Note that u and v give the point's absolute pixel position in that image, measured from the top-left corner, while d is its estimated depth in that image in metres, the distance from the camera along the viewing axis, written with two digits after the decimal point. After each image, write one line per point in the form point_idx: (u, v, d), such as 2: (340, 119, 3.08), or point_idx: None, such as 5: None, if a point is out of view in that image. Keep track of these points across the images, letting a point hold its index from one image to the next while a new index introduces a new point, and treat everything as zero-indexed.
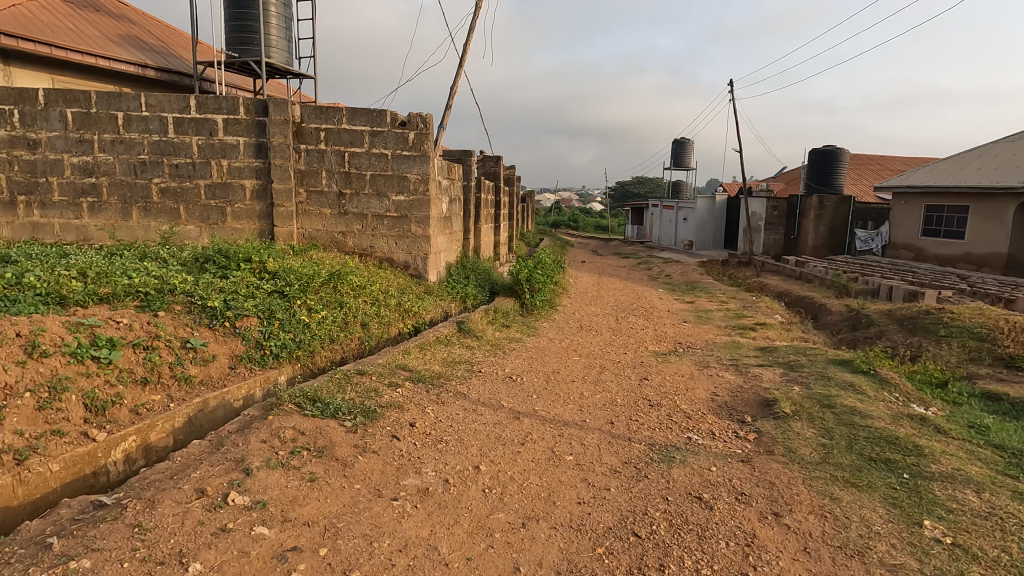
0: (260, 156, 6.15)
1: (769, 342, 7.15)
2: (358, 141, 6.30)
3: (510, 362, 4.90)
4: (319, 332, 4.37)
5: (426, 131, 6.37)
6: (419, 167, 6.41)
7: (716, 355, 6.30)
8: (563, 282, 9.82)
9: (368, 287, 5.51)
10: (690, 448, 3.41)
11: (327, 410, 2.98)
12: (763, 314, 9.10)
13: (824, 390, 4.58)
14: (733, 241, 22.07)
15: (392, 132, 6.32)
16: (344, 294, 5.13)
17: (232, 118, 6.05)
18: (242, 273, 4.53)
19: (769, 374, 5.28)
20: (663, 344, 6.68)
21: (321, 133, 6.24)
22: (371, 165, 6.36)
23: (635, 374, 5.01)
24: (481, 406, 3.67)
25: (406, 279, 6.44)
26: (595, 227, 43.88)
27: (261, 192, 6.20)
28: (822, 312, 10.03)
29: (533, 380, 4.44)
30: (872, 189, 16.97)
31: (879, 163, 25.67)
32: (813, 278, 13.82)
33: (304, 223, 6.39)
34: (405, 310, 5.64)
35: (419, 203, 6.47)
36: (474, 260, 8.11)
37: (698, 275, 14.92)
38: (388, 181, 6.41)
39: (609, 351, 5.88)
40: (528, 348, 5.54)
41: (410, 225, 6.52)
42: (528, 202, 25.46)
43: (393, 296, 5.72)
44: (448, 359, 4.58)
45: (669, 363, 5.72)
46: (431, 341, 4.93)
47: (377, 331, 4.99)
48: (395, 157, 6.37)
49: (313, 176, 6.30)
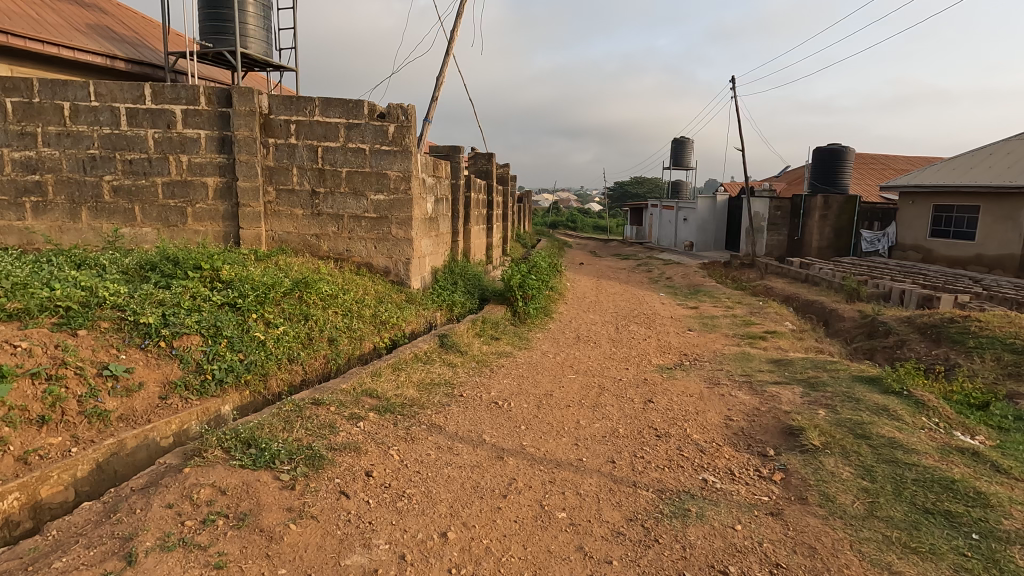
0: (224, 151, 5.58)
1: (782, 353, 6.58)
2: (332, 134, 5.72)
3: (497, 382, 4.32)
4: (276, 351, 3.79)
5: (407, 124, 5.80)
6: (400, 164, 5.85)
7: (726, 369, 5.74)
8: (560, 287, 9.24)
9: (340, 296, 4.94)
10: (708, 495, 2.84)
11: (262, 458, 2.41)
12: (773, 321, 8.54)
13: (854, 416, 4.01)
14: (735, 242, 21.53)
15: (370, 125, 5.75)
16: (311, 305, 4.55)
17: (192, 109, 5.48)
18: (190, 282, 3.96)
19: (787, 393, 4.71)
20: (668, 357, 6.11)
21: (291, 125, 5.66)
22: (347, 161, 5.80)
23: (638, 396, 4.44)
24: (458, 443, 3.09)
25: (386, 286, 5.87)
26: (593, 227, 43.30)
27: (226, 190, 5.63)
28: (834, 318, 9.46)
29: (522, 405, 3.87)
30: (880, 189, 16.42)
31: (884, 163, 25.14)
32: (821, 281, 13.26)
33: (273, 224, 5.82)
34: (382, 322, 5.07)
35: (400, 203, 5.91)
36: (463, 264, 7.53)
37: (700, 277, 14.37)
38: (366, 179, 5.85)
39: (609, 367, 5.31)
40: (519, 364, 4.97)
41: (391, 227, 5.95)
42: (525, 203, 24.90)
43: (368, 306, 5.15)
44: (426, 381, 4.00)
45: (675, 380, 5.16)
46: (409, 359, 4.36)
47: (348, 347, 4.42)
48: (374, 152, 5.81)
49: (282, 173, 5.73)
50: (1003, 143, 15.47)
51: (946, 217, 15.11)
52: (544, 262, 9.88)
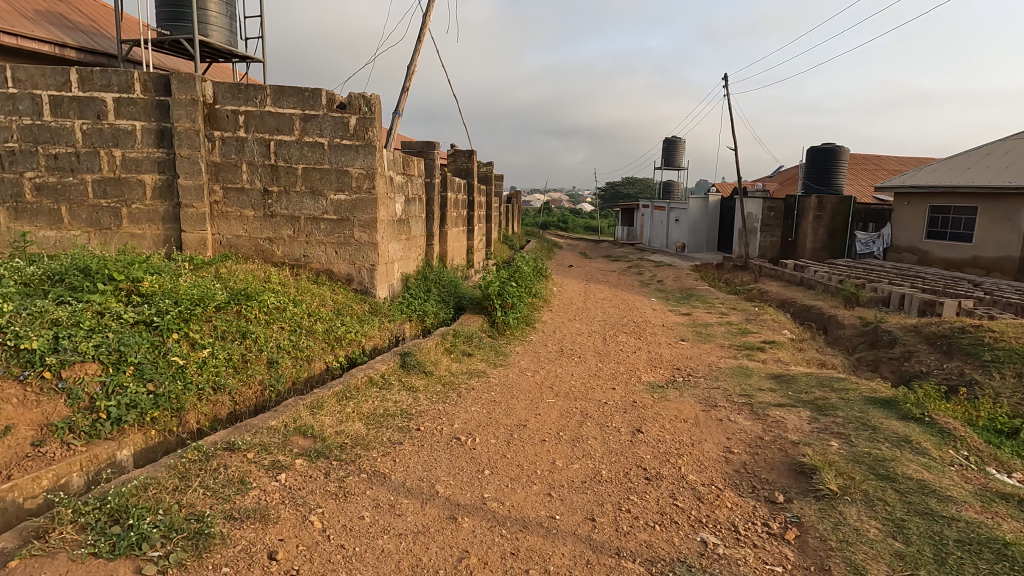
0: (163, 145, 4.97)
1: (783, 367, 6.05)
2: (286, 126, 5.12)
3: (462, 411, 3.74)
4: (196, 380, 3.20)
5: (370, 115, 5.22)
6: (363, 160, 5.27)
7: (722, 387, 5.20)
8: (544, 292, 8.68)
9: (288, 310, 4.36)
10: (709, 567, 2.30)
11: (124, 541, 1.84)
12: (770, 330, 8.04)
13: (872, 449, 3.49)
14: (727, 243, 21.09)
15: (329, 116, 5.16)
16: (249, 322, 3.96)
17: (126, 97, 4.86)
18: (98, 296, 3.35)
19: (793, 419, 4.18)
20: (659, 373, 5.57)
21: (239, 116, 5.06)
22: (304, 157, 5.20)
23: (625, 424, 3.89)
24: (403, 499, 2.52)
25: (347, 296, 5.28)
26: (584, 227, 42.84)
27: (166, 189, 5.03)
28: (833, 325, 8.98)
29: (489, 441, 3.30)
30: (875, 189, 16.03)
31: (877, 164, 24.81)
32: (817, 284, 12.80)
33: (221, 227, 5.21)
34: (338, 337, 4.49)
35: (363, 203, 5.33)
36: (438, 270, 6.95)
37: (693, 280, 13.87)
38: (325, 177, 5.26)
39: (594, 387, 4.75)
40: (491, 385, 4.40)
41: (353, 229, 5.37)
42: (514, 203, 24.33)
43: (323, 320, 4.56)
44: (379, 412, 3.43)
45: (667, 401, 4.62)
46: (363, 384, 3.78)
47: (291, 370, 3.84)
48: (333, 146, 5.22)
49: (230, 169, 5.12)
50: (1000, 143, 15.11)
51: (942, 219, 14.72)
52: (528, 266, 9.31)
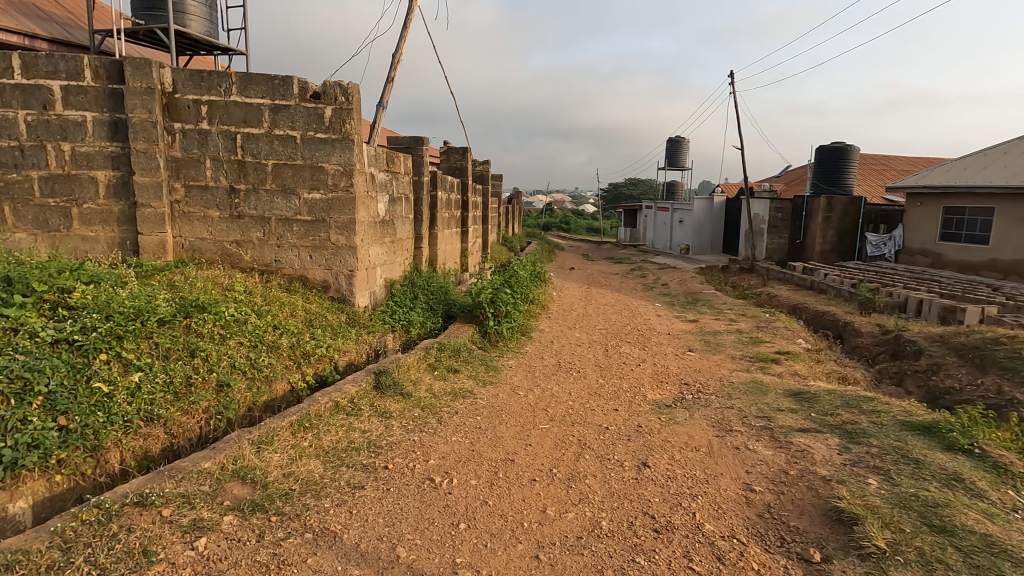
0: (117, 139, 4.49)
1: (802, 382, 5.53)
2: (254, 118, 4.64)
3: (440, 442, 3.24)
4: (122, 411, 2.71)
5: (347, 106, 4.74)
6: (339, 156, 4.79)
7: (737, 407, 4.69)
8: (542, 298, 8.19)
9: (249, 323, 3.86)
10: None
11: None
12: (784, 339, 7.52)
13: (918, 490, 2.98)
14: (733, 245, 20.55)
15: (301, 107, 4.68)
16: (200, 339, 3.46)
17: (75, 85, 4.37)
18: (12, 310, 2.86)
19: (820, 449, 3.66)
20: (666, 391, 5.06)
21: (202, 107, 4.57)
22: (274, 152, 4.71)
23: (630, 456, 3.39)
24: (353, 570, 2.02)
25: (321, 305, 4.79)
26: (586, 229, 42.27)
27: (121, 187, 4.55)
28: (849, 333, 8.46)
29: (469, 482, 2.80)
30: (887, 189, 15.48)
31: (886, 164, 24.23)
32: (829, 288, 12.26)
33: (183, 229, 4.73)
34: (306, 354, 3.99)
35: (341, 203, 4.85)
36: (427, 276, 6.47)
37: (699, 284, 13.35)
38: (297, 174, 4.77)
39: (594, 409, 4.24)
40: (478, 407, 3.90)
41: (329, 232, 4.88)
42: (515, 203, 23.85)
43: (291, 334, 4.07)
44: (340, 447, 2.93)
45: (675, 426, 4.11)
46: (327, 411, 3.28)
47: (245, 395, 3.34)
48: (306, 140, 4.73)
49: (192, 166, 4.64)
50: (1018, 141, 14.55)
51: (957, 220, 14.18)
52: (525, 270, 8.82)
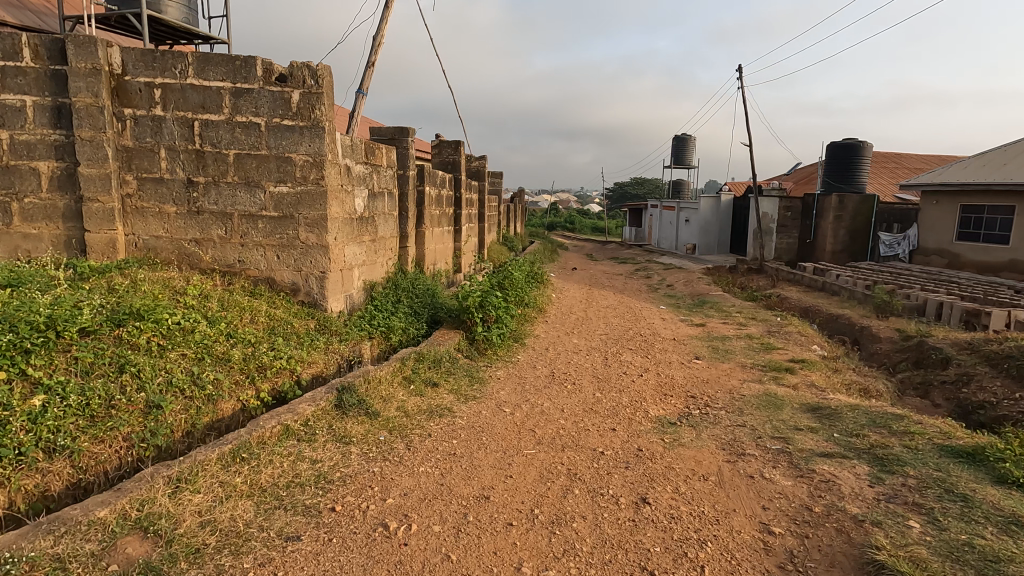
0: (61, 126, 4.04)
1: (820, 396, 5.03)
2: (213, 103, 4.18)
3: (404, 474, 2.77)
4: (15, 442, 2.27)
5: (317, 90, 4.28)
6: (308, 146, 4.33)
7: (750, 425, 4.20)
8: (539, 301, 7.71)
9: (196, 333, 3.41)
10: None
11: None
12: (797, 345, 7.01)
13: (972, 538, 2.49)
14: (741, 245, 19.99)
15: (266, 91, 4.22)
16: (133, 352, 3.01)
17: (13, 65, 3.93)
18: None
19: (848, 479, 3.17)
20: (670, 406, 4.57)
21: (156, 91, 4.12)
22: (236, 141, 4.26)
23: (627, 489, 2.92)
24: None
25: (289, 310, 4.34)
26: (591, 228, 41.77)
27: (66, 180, 4.11)
28: (866, 339, 7.93)
29: (431, 529, 2.33)
30: (902, 187, 14.88)
31: (898, 162, 23.58)
32: (843, 290, 11.71)
33: (137, 225, 4.28)
34: (263, 367, 3.53)
35: (310, 197, 4.39)
36: (412, 278, 6.01)
37: (706, 285, 12.82)
38: (262, 165, 4.32)
39: (589, 429, 3.76)
40: (456, 429, 3.43)
41: (297, 229, 4.43)
42: (517, 202, 23.41)
43: (248, 345, 3.61)
44: (282, 484, 2.47)
45: (681, 449, 3.63)
46: (274, 436, 2.81)
47: (182, 417, 2.89)
48: (271, 128, 4.28)
49: (146, 156, 4.19)
50: None
51: (976, 218, 13.57)
52: (522, 271, 8.34)
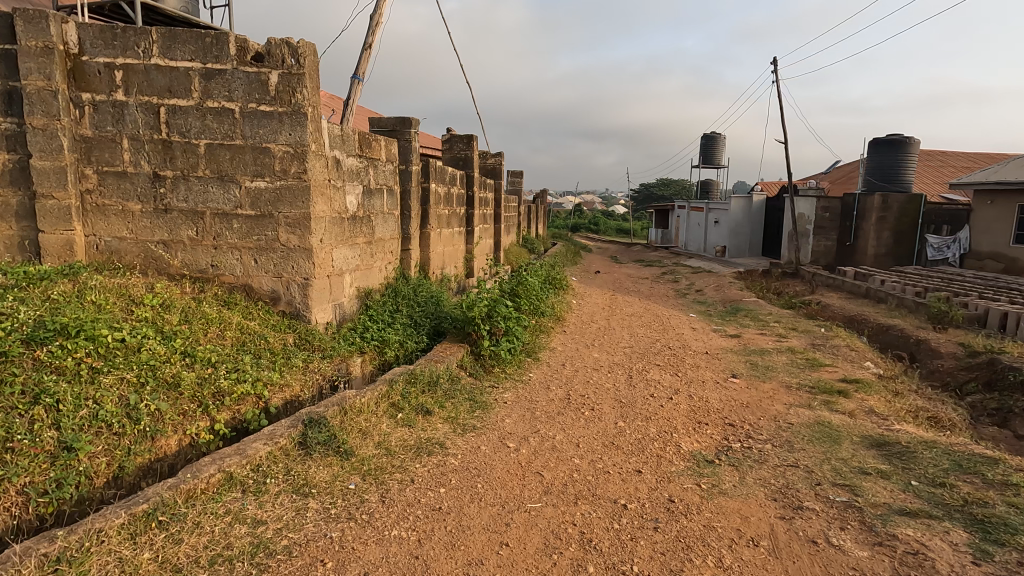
0: (12, 113, 3.58)
1: (884, 428, 4.28)
2: (181, 86, 3.68)
3: (371, 542, 2.18)
4: None
5: (297, 70, 3.74)
6: (289, 135, 3.80)
7: (804, 466, 3.50)
8: (556, 309, 7.06)
9: (142, 352, 2.89)
10: None
11: None
12: (847, 362, 6.22)
13: None
14: (774, 248, 18.97)
15: (240, 72, 3.70)
16: (56, 378, 2.50)
17: None
18: None
19: (944, 553, 2.46)
20: (706, 439, 3.90)
21: (117, 72, 3.63)
22: (207, 129, 3.74)
23: (656, 565, 2.27)
24: None
25: (265, 322, 3.81)
26: (615, 231, 40.89)
27: (19, 173, 3.65)
28: (924, 354, 7.07)
29: None
30: (954, 185, 13.76)
31: (944, 160, 22.21)
32: (891, 297, 10.75)
33: (98, 225, 3.80)
34: (221, 392, 2.99)
35: (291, 193, 3.86)
36: (415, 284, 5.44)
37: (738, 291, 11.98)
38: (237, 157, 3.79)
39: (608, 471, 3.11)
40: (446, 472, 2.84)
41: (277, 230, 3.90)
42: (538, 202, 22.81)
43: (207, 366, 3.08)
44: (202, 561, 1.89)
45: (722, 501, 2.95)
46: (212, 488, 2.26)
47: (104, 460, 2.36)
48: (246, 115, 3.75)
49: (107, 147, 3.71)
50: None
51: None
52: (539, 276, 7.71)
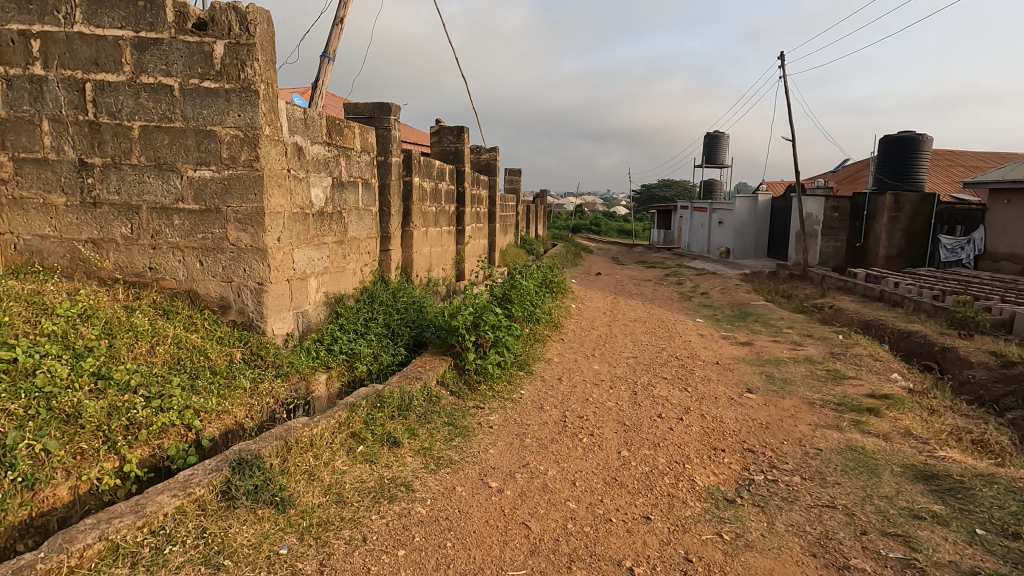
0: None
1: (928, 455, 3.72)
2: (109, 58, 3.14)
3: None
4: None
5: (245, 40, 3.21)
6: (237, 116, 3.26)
7: (844, 507, 2.94)
8: (553, 315, 6.49)
9: (37, 375, 2.36)
10: None
11: None
12: (873, 374, 5.66)
13: None
14: (781, 249, 18.40)
15: (178, 42, 3.17)
16: None
17: None
18: None
19: None
20: (724, 470, 3.34)
21: (35, 41, 3.09)
22: (141, 109, 3.20)
23: None
24: None
25: (210, 335, 3.26)
26: (616, 232, 40.34)
27: None
28: (952, 364, 6.50)
29: None
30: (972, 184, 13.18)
31: (955, 160, 21.61)
32: (909, 301, 10.17)
33: (16, 220, 3.27)
34: (136, 423, 2.44)
35: (241, 184, 3.32)
36: (395, 289, 4.89)
37: (746, 294, 11.42)
38: (177, 141, 3.25)
39: (611, 520, 2.56)
40: (408, 526, 2.28)
41: (225, 226, 3.36)
42: (538, 203, 22.24)
43: (123, 391, 2.52)
44: None
45: (751, 558, 2.40)
46: (88, 563, 1.71)
47: None
48: (187, 92, 3.21)
49: (25, 129, 3.17)
50: None
51: None
52: (535, 279, 7.15)
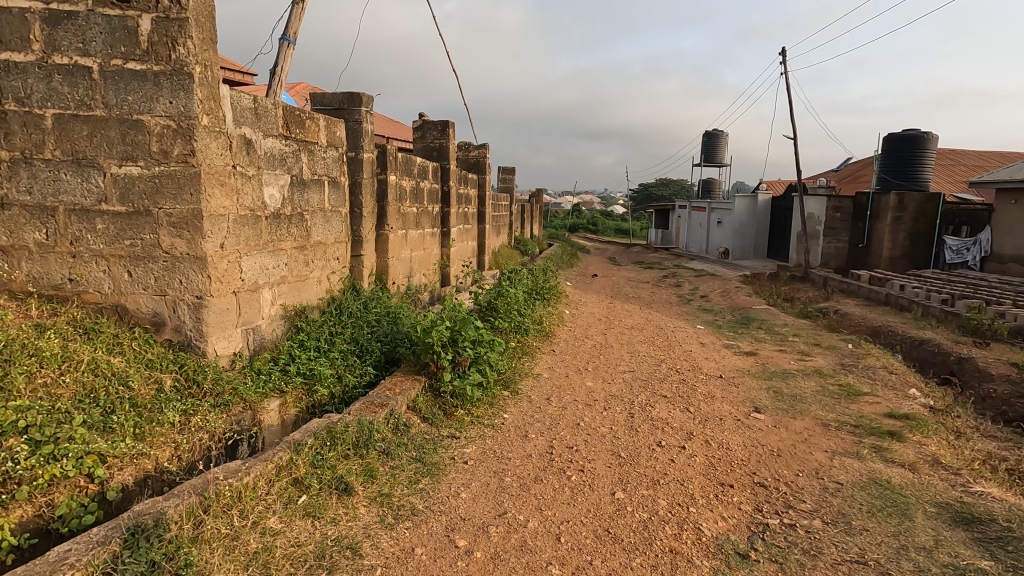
0: None
1: (964, 491, 3.28)
2: (15, 32, 2.66)
3: None
4: None
5: (176, 13, 2.74)
6: (169, 103, 2.80)
7: (879, 564, 2.49)
8: (544, 325, 6.03)
9: None
10: None
11: None
12: (889, 389, 5.23)
13: None
14: (782, 250, 17.97)
15: (97, 16, 2.70)
16: None
17: None
18: None
19: None
20: (735, 513, 2.89)
21: None
22: (54, 94, 2.73)
23: None
24: None
25: (137, 357, 2.80)
26: (614, 232, 39.93)
27: None
28: (971, 376, 6.08)
29: None
30: (979, 183, 12.77)
31: (957, 160, 21.23)
32: (918, 305, 9.74)
33: None
34: (15, 478, 1.98)
35: (175, 183, 2.87)
36: (367, 299, 4.43)
37: (747, 297, 10.99)
38: (98, 131, 2.79)
39: None
40: None
41: (156, 231, 2.89)
42: (534, 202, 21.78)
43: (3, 435, 2.05)
44: None
45: None
46: None
47: None
48: (109, 75, 2.75)
49: None
50: None
51: None
52: (525, 285, 6.68)
